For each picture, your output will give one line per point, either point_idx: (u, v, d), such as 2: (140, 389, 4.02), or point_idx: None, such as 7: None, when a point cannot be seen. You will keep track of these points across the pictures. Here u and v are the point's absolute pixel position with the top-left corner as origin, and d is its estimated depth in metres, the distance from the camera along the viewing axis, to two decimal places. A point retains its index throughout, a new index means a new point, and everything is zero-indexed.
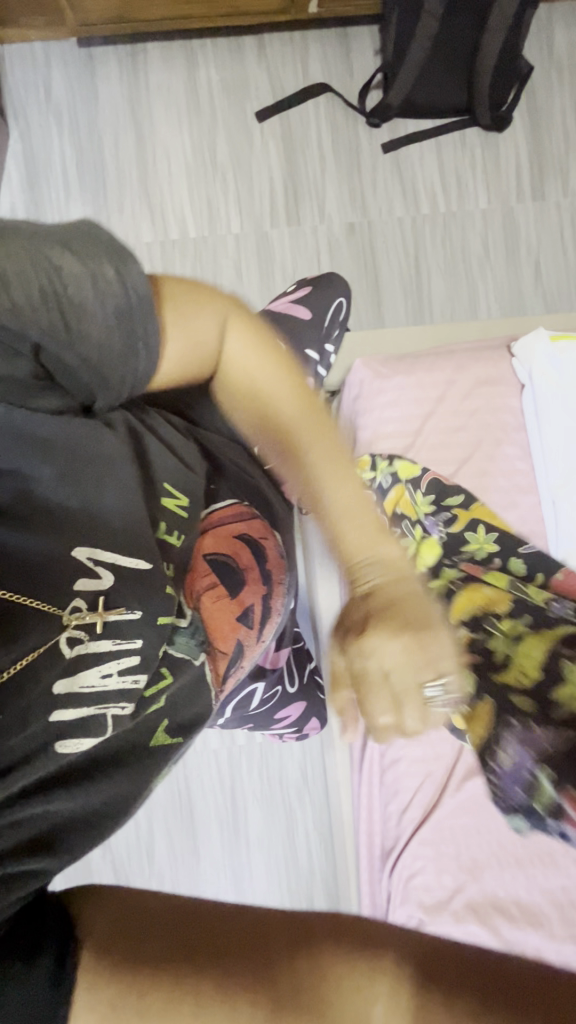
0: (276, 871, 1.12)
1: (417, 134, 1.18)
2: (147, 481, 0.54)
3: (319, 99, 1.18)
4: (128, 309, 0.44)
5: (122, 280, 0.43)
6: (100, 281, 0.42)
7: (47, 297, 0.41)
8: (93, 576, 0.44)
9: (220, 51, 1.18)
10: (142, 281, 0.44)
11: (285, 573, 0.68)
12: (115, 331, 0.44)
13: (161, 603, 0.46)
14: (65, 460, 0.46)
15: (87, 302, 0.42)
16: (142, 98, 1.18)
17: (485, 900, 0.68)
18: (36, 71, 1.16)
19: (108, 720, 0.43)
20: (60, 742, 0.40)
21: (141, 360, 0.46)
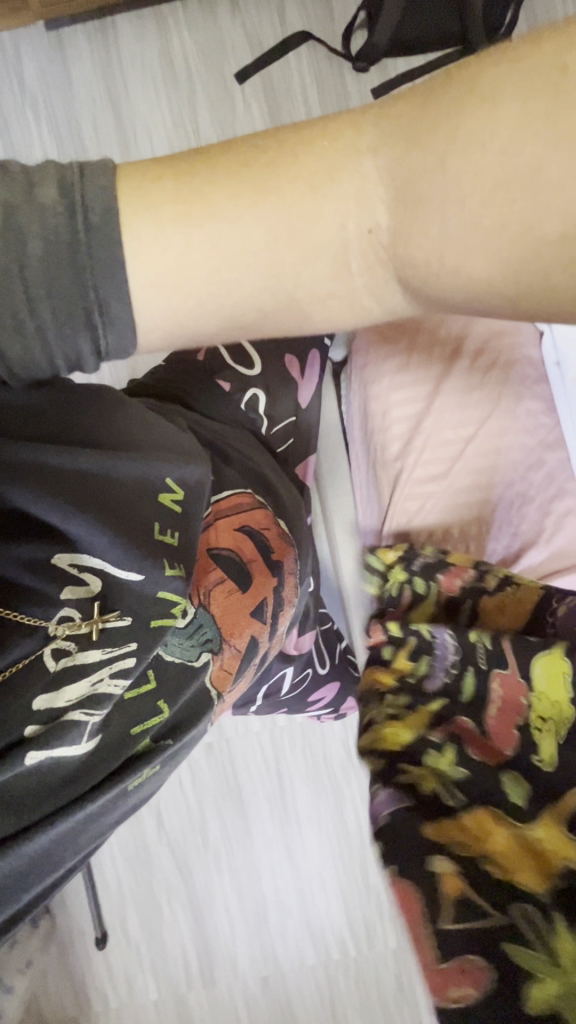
0: (329, 842, 1.14)
1: (408, 75, 1.10)
2: (137, 482, 0.52)
3: (300, 49, 1.11)
4: (73, 250, 0.34)
5: (65, 214, 0.34)
6: (38, 209, 0.34)
7: None
8: (81, 584, 0.47)
9: (191, 13, 1.12)
10: (97, 203, 0.35)
11: (294, 560, 0.67)
12: (52, 289, 0.34)
13: (155, 603, 0.49)
14: (37, 478, 0.46)
15: (6, 255, 0.33)
16: (116, 75, 1.13)
17: None
18: (7, 63, 1.13)
19: (86, 730, 0.45)
20: (30, 754, 0.42)
21: (101, 332, 0.37)
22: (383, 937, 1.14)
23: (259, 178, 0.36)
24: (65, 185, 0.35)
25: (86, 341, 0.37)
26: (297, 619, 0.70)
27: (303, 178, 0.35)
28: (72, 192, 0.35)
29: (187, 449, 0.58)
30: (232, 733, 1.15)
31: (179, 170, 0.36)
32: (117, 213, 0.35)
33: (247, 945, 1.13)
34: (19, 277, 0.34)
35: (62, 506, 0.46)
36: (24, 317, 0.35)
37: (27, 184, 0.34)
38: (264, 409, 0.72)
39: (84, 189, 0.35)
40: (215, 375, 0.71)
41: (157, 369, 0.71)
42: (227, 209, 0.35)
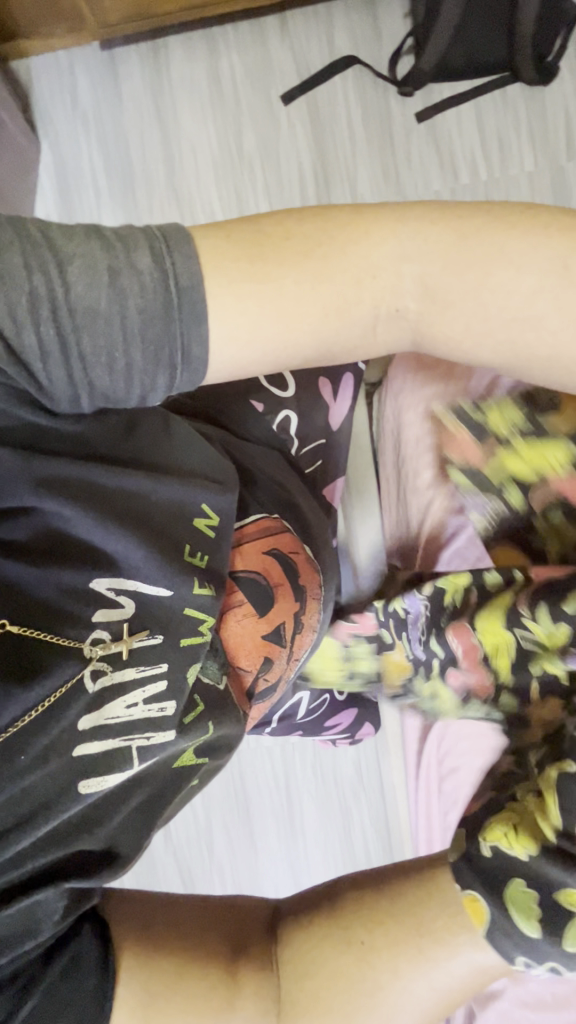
0: (334, 866, 1.12)
1: (453, 101, 1.10)
2: (175, 503, 0.53)
3: (346, 73, 1.13)
4: (165, 305, 0.45)
5: (161, 281, 0.45)
6: (135, 277, 0.44)
7: (58, 303, 0.43)
8: (115, 606, 0.49)
9: (242, 35, 1.14)
10: (186, 270, 0.45)
11: (320, 583, 0.67)
12: (142, 332, 0.45)
13: (181, 622, 0.51)
14: (86, 496, 0.49)
15: (110, 303, 0.44)
16: (165, 93, 1.16)
17: None
18: (62, 80, 1.17)
19: (133, 752, 0.49)
20: (83, 783, 0.47)
21: (178, 374, 0.47)
22: None
23: (317, 243, 0.48)
24: (154, 253, 0.45)
25: (161, 375, 0.47)
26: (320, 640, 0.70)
27: (350, 248, 0.48)
28: (164, 261, 0.45)
29: (222, 471, 0.56)
30: (243, 748, 1.14)
31: (241, 237, 0.48)
32: (203, 273, 0.46)
33: None
34: (118, 323, 0.44)
35: (105, 525, 0.49)
36: (119, 351, 0.45)
37: (126, 251, 0.44)
38: (296, 431, 0.73)
39: (170, 256, 0.45)
40: (248, 396, 0.71)
41: (193, 388, 0.72)
42: (291, 261, 0.48)
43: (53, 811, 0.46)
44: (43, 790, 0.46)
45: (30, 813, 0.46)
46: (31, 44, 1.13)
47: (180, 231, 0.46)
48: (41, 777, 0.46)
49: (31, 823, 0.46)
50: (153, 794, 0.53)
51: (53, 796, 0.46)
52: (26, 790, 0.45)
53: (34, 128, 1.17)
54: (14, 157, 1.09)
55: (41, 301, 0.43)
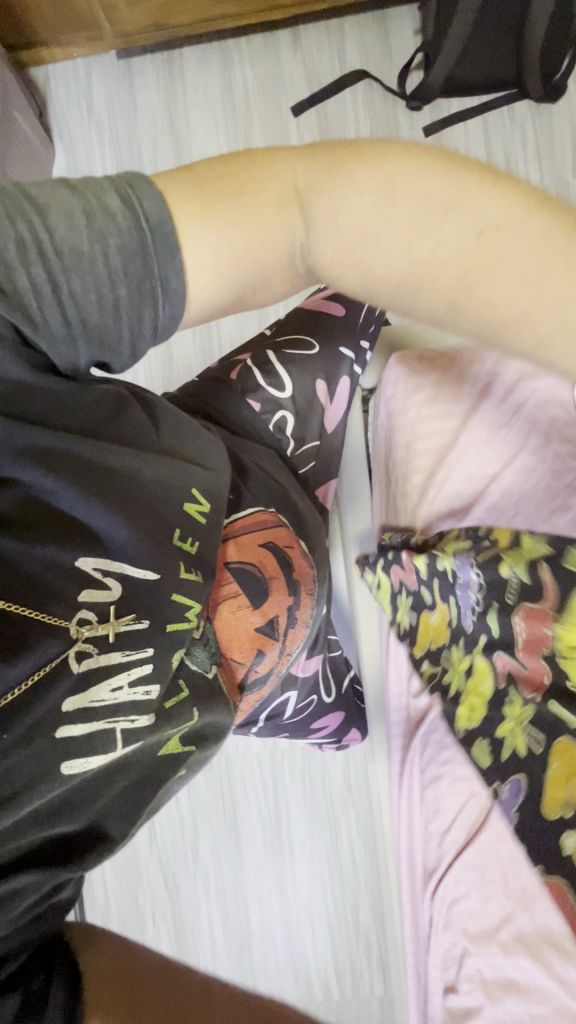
0: (320, 875, 1.11)
1: (461, 116, 1.12)
2: (165, 488, 0.54)
3: (357, 85, 1.15)
4: (142, 244, 0.42)
5: (132, 218, 0.42)
6: (105, 217, 0.42)
7: (28, 250, 0.41)
8: (102, 588, 0.47)
9: (255, 47, 1.16)
10: (155, 203, 0.42)
11: (314, 580, 0.68)
12: (124, 274, 0.43)
13: (169, 606, 0.50)
14: (73, 471, 0.49)
15: (89, 247, 0.42)
16: (179, 101, 1.18)
17: (538, 935, 0.55)
18: (78, 86, 1.20)
19: (118, 735, 0.46)
20: (66, 764, 0.44)
21: (162, 308, 0.44)
22: (368, 984, 1.09)
23: (276, 188, 0.42)
24: (124, 193, 0.42)
25: (147, 315, 0.44)
26: (310, 640, 0.70)
27: (337, 189, 0.41)
28: (130, 195, 0.42)
29: (215, 458, 0.61)
30: (232, 751, 1.13)
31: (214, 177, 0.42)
32: (169, 217, 0.42)
33: (229, 972, 1.11)
34: (99, 266, 0.42)
35: (91, 500, 0.49)
36: (105, 292, 0.43)
37: (96, 194, 0.42)
38: (291, 431, 0.73)
39: (141, 196, 0.42)
40: (244, 395, 0.72)
41: (190, 385, 0.72)
42: (237, 206, 0.42)
43: (37, 794, 0.42)
44: (25, 772, 0.42)
45: (10, 796, 0.41)
46: (50, 51, 1.17)
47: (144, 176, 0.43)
48: (23, 758, 0.42)
49: (11, 807, 0.41)
50: (138, 783, 0.50)
51: (36, 777, 0.42)
52: (7, 770, 0.41)
53: (51, 132, 1.21)
54: (28, 159, 1.11)
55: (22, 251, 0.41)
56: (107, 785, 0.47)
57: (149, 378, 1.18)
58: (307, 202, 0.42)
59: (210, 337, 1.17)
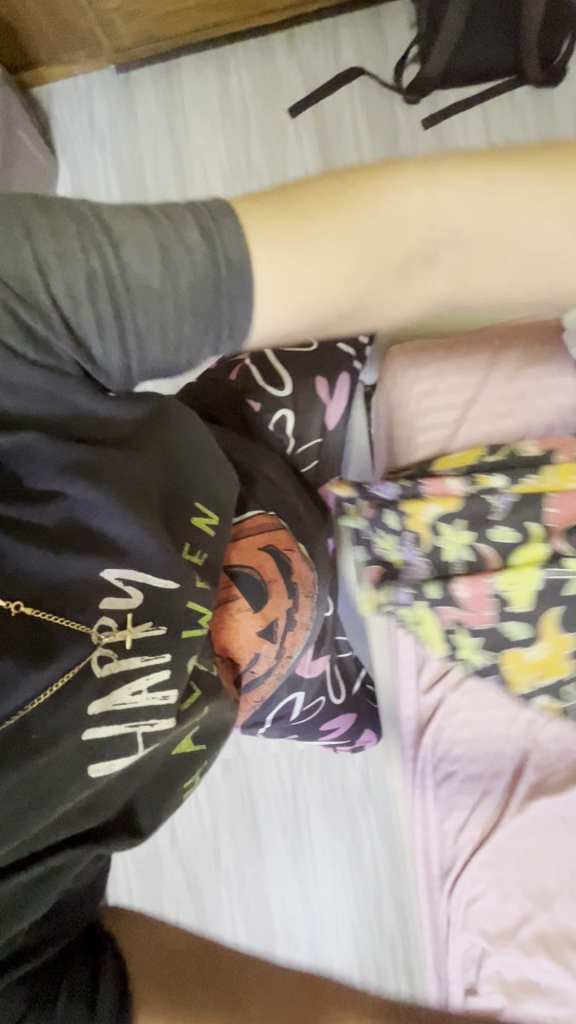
0: (342, 876, 1.10)
1: (461, 105, 1.12)
2: (178, 504, 0.53)
3: (354, 84, 1.15)
4: (215, 274, 0.41)
5: (208, 250, 0.41)
6: (178, 246, 0.41)
7: (95, 280, 0.41)
8: (123, 596, 0.47)
9: (251, 52, 1.18)
10: (232, 242, 0.41)
11: (313, 585, 0.67)
12: (186, 304, 0.42)
13: (185, 610, 0.50)
14: (130, 500, 0.48)
15: (159, 278, 0.41)
16: (177, 110, 1.21)
17: (557, 932, 0.62)
18: (80, 101, 1.23)
19: (138, 738, 0.46)
20: (93, 765, 0.45)
21: (222, 338, 0.44)
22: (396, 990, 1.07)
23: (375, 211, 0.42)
24: (205, 228, 0.41)
25: (207, 343, 0.44)
26: (314, 635, 0.69)
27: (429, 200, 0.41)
28: (210, 229, 0.41)
29: (228, 475, 0.58)
30: (250, 753, 1.13)
31: (280, 205, 0.42)
32: (247, 247, 0.41)
33: None
34: (169, 295, 0.41)
35: (133, 525, 0.47)
36: (167, 322, 0.42)
37: (174, 226, 0.41)
38: (291, 431, 0.73)
39: (220, 231, 0.41)
40: (246, 397, 0.73)
41: (191, 390, 0.73)
42: (325, 226, 0.42)
43: (66, 793, 0.44)
44: (55, 774, 0.43)
45: (42, 795, 0.43)
46: (52, 70, 1.20)
47: (226, 206, 0.42)
48: (53, 760, 0.43)
49: (45, 804, 0.43)
50: (154, 778, 0.53)
51: (66, 779, 0.43)
52: (39, 772, 0.42)
53: (55, 148, 1.24)
54: (32, 177, 1.16)
55: (75, 269, 0.40)
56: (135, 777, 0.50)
57: None
58: (400, 221, 0.42)
59: None
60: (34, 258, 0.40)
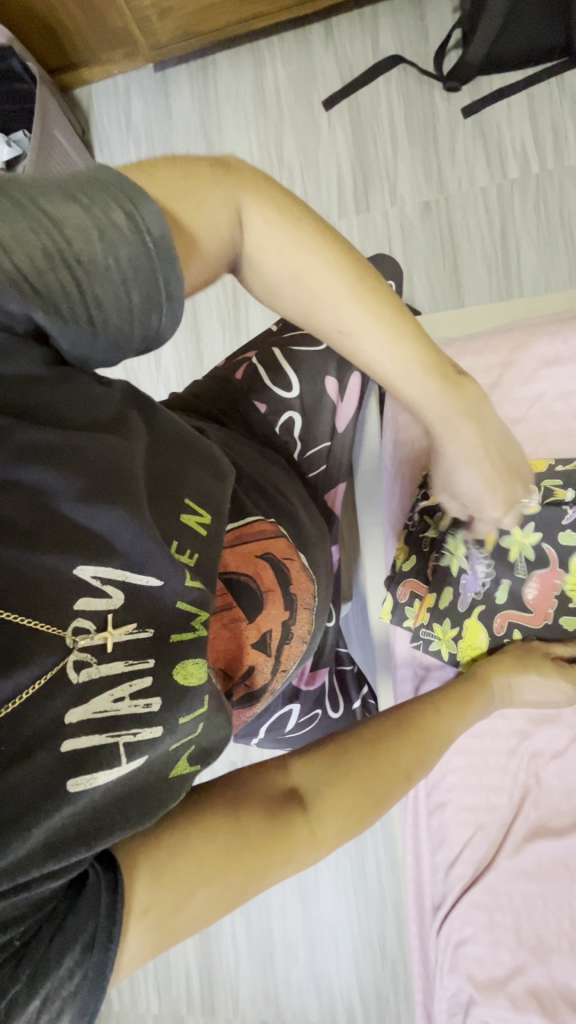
0: (346, 893, 1.07)
1: (504, 92, 1.05)
2: (159, 490, 0.45)
3: (390, 73, 1.11)
4: (150, 254, 0.39)
5: (140, 229, 0.38)
6: (110, 228, 0.38)
7: (44, 253, 0.36)
8: (102, 595, 0.39)
9: (287, 45, 1.16)
10: (156, 218, 0.39)
11: (312, 595, 0.63)
12: (131, 283, 0.39)
13: (172, 614, 0.41)
14: (94, 479, 0.40)
15: (103, 255, 0.38)
16: (212, 108, 1.20)
17: (552, 988, 0.58)
18: (119, 102, 1.25)
19: (121, 749, 0.37)
20: (73, 779, 0.35)
21: (165, 316, 0.42)
22: (395, 1015, 1.03)
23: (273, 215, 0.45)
24: (134, 207, 0.38)
25: (152, 320, 0.41)
26: (313, 647, 0.67)
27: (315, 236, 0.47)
28: (137, 204, 0.39)
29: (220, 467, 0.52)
30: (256, 757, 1.11)
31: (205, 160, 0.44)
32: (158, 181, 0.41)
33: (250, 982, 1.09)
34: (113, 272, 0.38)
35: (94, 509, 0.39)
36: (119, 295, 0.39)
37: (108, 200, 0.38)
38: (298, 432, 0.70)
39: (150, 211, 0.39)
40: (250, 395, 0.70)
41: (196, 384, 0.70)
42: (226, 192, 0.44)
43: (43, 814, 0.33)
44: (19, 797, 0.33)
45: (11, 820, 0.32)
46: (92, 71, 1.22)
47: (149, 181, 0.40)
48: (26, 771, 0.33)
49: (14, 831, 0.32)
50: (143, 798, 0.39)
51: (31, 805, 0.33)
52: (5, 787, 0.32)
53: (93, 149, 1.26)
54: None
55: (26, 247, 0.35)
56: (137, 800, 0.38)
57: (180, 380, 1.20)
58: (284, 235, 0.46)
59: (239, 337, 1.17)
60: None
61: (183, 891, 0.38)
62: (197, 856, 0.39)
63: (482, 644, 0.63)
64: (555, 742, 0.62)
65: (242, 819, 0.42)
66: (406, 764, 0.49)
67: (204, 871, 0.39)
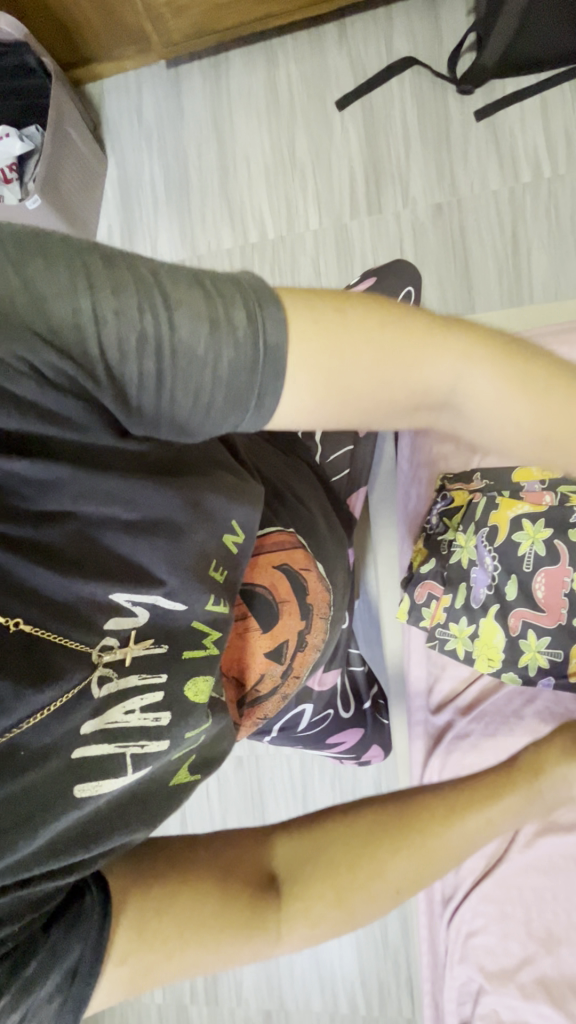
0: None
1: (517, 96, 1.06)
2: (208, 527, 0.44)
3: (403, 75, 1.11)
4: (252, 359, 0.36)
5: (250, 329, 0.36)
6: (222, 328, 0.35)
7: (143, 338, 0.34)
8: (128, 614, 0.41)
9: (300, 43, 1.16)
10: (278, 327, 0.36)
11: (328, 603, 0.64)
12: (219, 379, 0.36)
13: (187, 633, 0.43)
14: (137, 514, 0.41)
15: (204, 352, 0.35)
16: (224, 105, 1.20)
17: (561, 980, 0.60)
18: (130, 98, 1.24)
19: (127, 759, 0.40)
20: (79, 787, 0.38)
21: (249, 415, 0.38)
22: (397, 1004, 1.05)
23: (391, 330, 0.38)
24: (251, 311, 0.36)
25: (236, 417, 0.38)
26: (327, 652, 0.68)
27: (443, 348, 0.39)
28: (255, 311, 0.36)
29: (251, 488, 0.48)
30: (262, 753, 1.13)
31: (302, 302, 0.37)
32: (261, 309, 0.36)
33: (255, 973, 1.11)
34: (209, 370, 0.35)
35: (133, 538, 0.41)
36: (203, 390, 0.36)
37: (221, 301, 0.36)
38: (320, 438, 0.71)
39: (265, 316, 0.36)
40: None
41: None
42: (334, 324, 0.37)
43: (52, 817, 0.37)
44: (34, 797, 0.37)
45: (26, 820, 0.36)
46: (104, 66, 1.22)
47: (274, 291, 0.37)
48: (37, 779, 0.37)
49: (27, 831, 0.36)
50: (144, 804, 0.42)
51: (44, 807, 0.37)
52: (20, 793, 0.36)
53: (103, 145, 1.26)
54: (80, 175, 1.18)
55: (122, 323, 0.34)
56: (134, 806, 0.42)
57: None
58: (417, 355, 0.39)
59: None
60: (78, 304, 0.33)
61: (160, 951, 0.43)
62: (179, 921, 0.44)
63: (498, 648, 0.64)
64: None
65: (228, 888, 0.46)
66: (392, 873, 0.49)
67: (186, 932, 0.44)
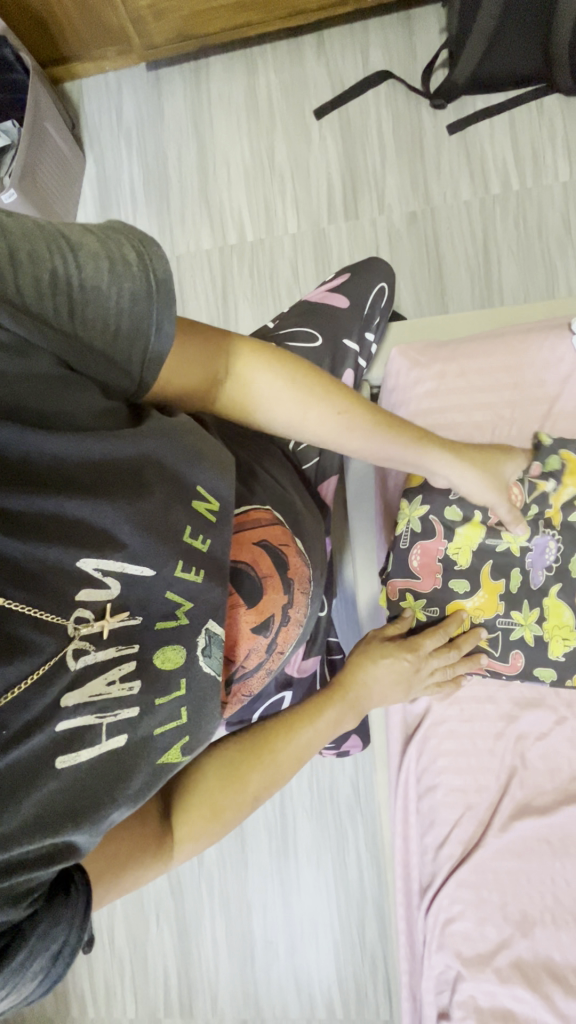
0: (326, 887, 1.07)
1: (487, 113, 1.10)
2: (171, 494, 0.45)
3: (379, 87, 1.15)
4: (147, 288, 0.42)
5: (142, 269, 0.42)
6: (118, 262, 0.41)
7: (55, 281, 0.39)
8: (101, 585, 0.40)
9: (279, 54, 1.19)
10: (162, 264, 0.43)
11: (308, 581, 0.64)
12: (125, 308, 0.42)
13: (162, 603, 0.43)
14: (94, 478, 0.41)
15: (106, 285, 0.41)
16: (204, 110, 1.22)
17: (536, 961, 0.61)
18: (110, 99, 1.25)
19: (104, 728, 0.40)
20: (61, 758, 0.38)
21: (153, 342, 0.44)
22: (374, 1007, 1.04)
23: None
24: (139, 255, 0.42)
25: (142, 344, 0.44)
26: (305, 635, 0.67)
27: None
28: (140, 252, 0.43)
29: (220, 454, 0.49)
30: None
31: None
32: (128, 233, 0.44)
33: (230, 980, 1.09)
34: (112, 303, 0.41)
35: (97, 499, 0.40)
36: (112, 322, 0.42)
37: (111, 244, 0.42)
38: None
39: (152, 255, 0.43)
40: None
41: None
42: None
43: (35, 788, 0.37)
44: (17, 772, 0.36)
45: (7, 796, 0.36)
46: (84, 66, 1.22)
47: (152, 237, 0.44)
48: (23, 754, 0.36)
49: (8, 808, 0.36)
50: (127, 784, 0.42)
51: (28, 780, 0.36)
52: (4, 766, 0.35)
53: (82, 142, 1.26)
54: (59, 171, 1.18)
55: (36, 270, 0.39)
56: (120, 783, 0.41)
57: None
58: None
59: None
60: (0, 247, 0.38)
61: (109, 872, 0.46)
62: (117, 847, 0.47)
63: None
64: (538, 725, 0.66)
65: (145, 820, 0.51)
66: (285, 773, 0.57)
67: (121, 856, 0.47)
